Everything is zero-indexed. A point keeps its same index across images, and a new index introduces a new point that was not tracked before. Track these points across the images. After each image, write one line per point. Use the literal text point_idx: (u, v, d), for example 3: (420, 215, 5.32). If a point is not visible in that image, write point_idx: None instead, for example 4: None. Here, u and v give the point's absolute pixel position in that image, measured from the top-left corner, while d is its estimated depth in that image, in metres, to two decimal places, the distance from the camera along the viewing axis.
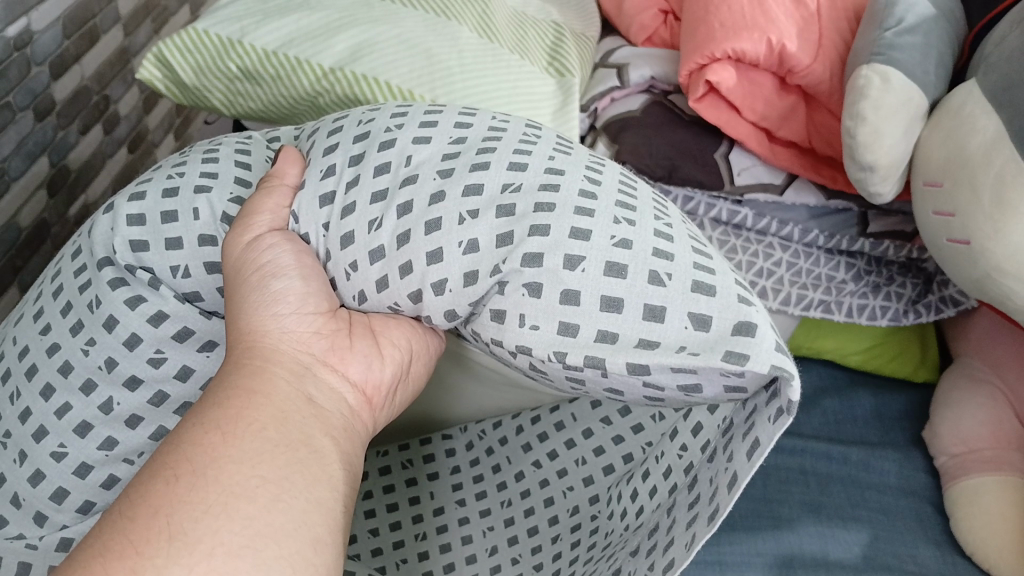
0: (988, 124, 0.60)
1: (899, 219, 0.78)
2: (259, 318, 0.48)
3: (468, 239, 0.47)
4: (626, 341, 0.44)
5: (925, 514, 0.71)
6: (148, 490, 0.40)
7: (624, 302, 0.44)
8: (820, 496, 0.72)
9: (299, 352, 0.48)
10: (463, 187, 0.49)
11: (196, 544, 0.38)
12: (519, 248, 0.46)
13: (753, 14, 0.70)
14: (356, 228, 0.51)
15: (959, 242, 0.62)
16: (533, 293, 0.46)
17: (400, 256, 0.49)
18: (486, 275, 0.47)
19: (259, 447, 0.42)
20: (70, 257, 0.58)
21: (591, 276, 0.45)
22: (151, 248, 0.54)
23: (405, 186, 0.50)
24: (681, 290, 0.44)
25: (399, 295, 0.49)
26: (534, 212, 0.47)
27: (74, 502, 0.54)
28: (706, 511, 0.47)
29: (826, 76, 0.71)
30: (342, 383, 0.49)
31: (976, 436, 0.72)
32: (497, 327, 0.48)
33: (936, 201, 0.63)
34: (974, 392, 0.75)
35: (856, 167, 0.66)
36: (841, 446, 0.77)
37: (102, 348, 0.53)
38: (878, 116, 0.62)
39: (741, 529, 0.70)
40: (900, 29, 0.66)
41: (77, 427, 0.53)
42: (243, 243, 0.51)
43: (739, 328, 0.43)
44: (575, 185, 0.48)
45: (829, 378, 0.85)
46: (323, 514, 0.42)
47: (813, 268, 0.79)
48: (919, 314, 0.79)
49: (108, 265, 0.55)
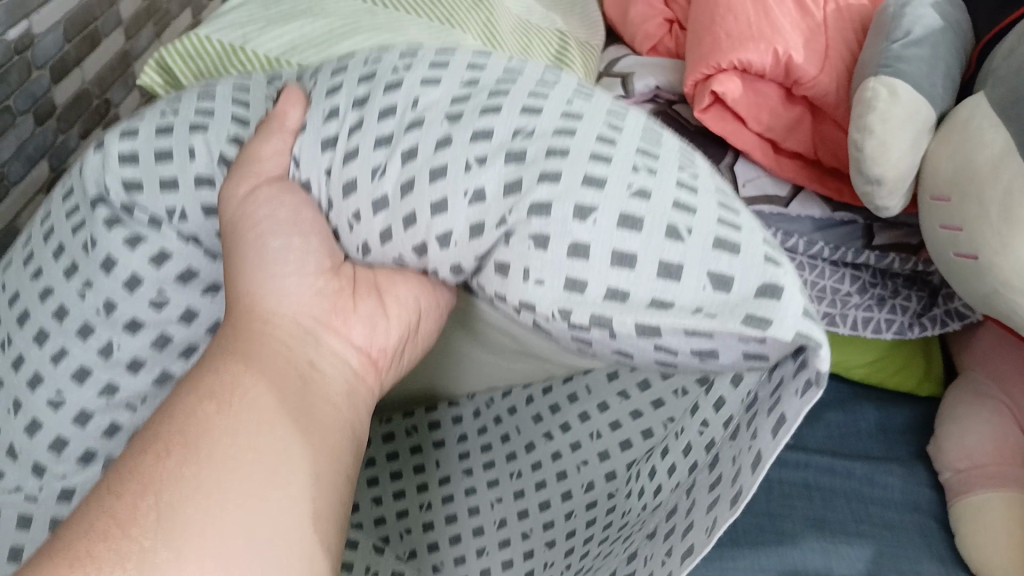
0: (996, 137, 0.59)
1: (905, 232, 0.77)
2: (257, 279, 0.47)
3: (473, 189, 0.44)
4: (636, 301, 0.40)
5: (929, 529, 0.70)
6: (138, 463, 0.39)
7: (637, 257, 0.41)
8: (824, 511, 0.72)
9: (300, 315, 0.47)
10: (471, 132, 0.46)
11: (183, 524, 0.37)
12: (527, 197, 0.43)
13: (759, 24, 0.70)
14: (358, 175, 0.48)
15: (966, 257, 0.61)
16: (539, 245, 0.42)
17: (404, 206, 0.46)
18: (492, 228, 0.44)
19: (255, 418, 0.41)
20: (62, 198, 0.57)
21: (603, 227, 0.41)
22: (145, 188, 0.52)
23: (412, 130, 0.47)
24: (701, 246, 0.40)
25: (403, 248, 0.47)
26: (545, 157, 0.43)
27: (75, 451, 0.53)
28: (729, 494, 0.46)
29: (833, 88, 0.70)
30: (347, 348, 0.48)
31: (981, 453, 0.72)
32: (500, 281, 0.44)
33: (943, 215, 0.63)
34: (979, 407, 0.75)
35: (864, 180, 0.65)
36: (844, 461, 0.76)
37: (100, 291, 0.52)
38: (886, 128, 0.62)
39: (745, 545, 0.69)
40: (908, 41, 0.65)
41: (76, 373, 0.52)
42: (241, 198, 0.50)
43: (763, 291, 0.39)
44: (592, 129, 0.45)
45: (834, 391, 0.84)
46: (320, 489, 0.41)
47: (818, 280, 0.79)
48: (925, 328, 0.79)
49: (101, 205, 0.54)
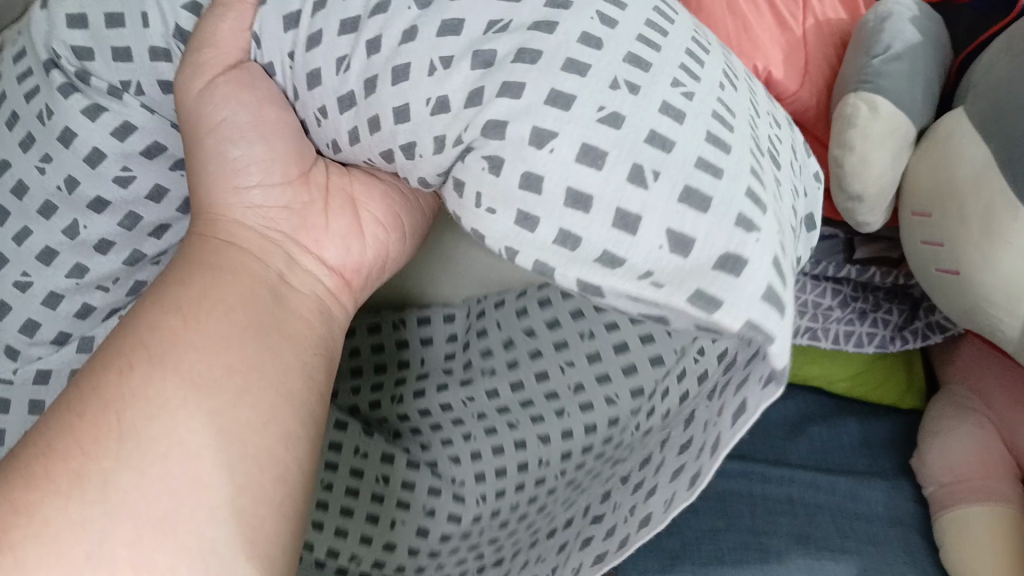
0: (975, 153, 0.59)
1: (887, 244, 0.76)
2: (225, 193, 0.45)
3: (438, 97, 0.36)
4: (585, 252, 0.34)
5: (915, 547, 0.71)
6: (100, 380, 0.37)
7: (594, 199, 0.34)
8: (810, 528, 0.72)
9: (267, 230, 0.46)
10: (439, 24, 0.36)
11: (151, 444, 0.36)
12: (483, 113, 0.35)
13: (741, 42, 0.69)
14: (323, 66, 0.39)
15: (947, 273, 0.63)
16: (493, 169, 0.35)
17: (367, 109, 0.38)
18: (450, 144, 0.36)
19: (221, 336, 0.40)
20: (12, 59, 0.50)
21: (561, 159, 0.34)
22: (96, 57, 0.45)
23: (375, 16, 0.38)
24: (665, 198, 0.34)
25: (370, 152, 0.40)
26: (512, 61, 0.35)
27: (49, 333, 0.51)
28: (688, 476, 0.49)
29: (814, 101, 0.72)
30: (318, 264, 0.47)
31: (964, 466, 0.72)
32: (457, 201, 0.37)
33: (925, 231, 0.63)
34: (960, 419, 0.75)
35: (844, 197, 0.65)
36: (828, 475, 0.75)
37: (59, 167, 0.47)
38: (866, 144, 0.62)
39: (730, 563, 0.70)
40: (888, 56, 0.63)
41: (41, 254, 0.49)
42: (194, 94, 0.44)
43: (723, 263, 0.33)
44: (595, 4, 0.36)
45: (816, 404, 0.83)
46: (293, 406, 0.41)
47: (798, 295, 0.78)
48: (905, 341, 0.80)
49: (54, 69, 0.47)
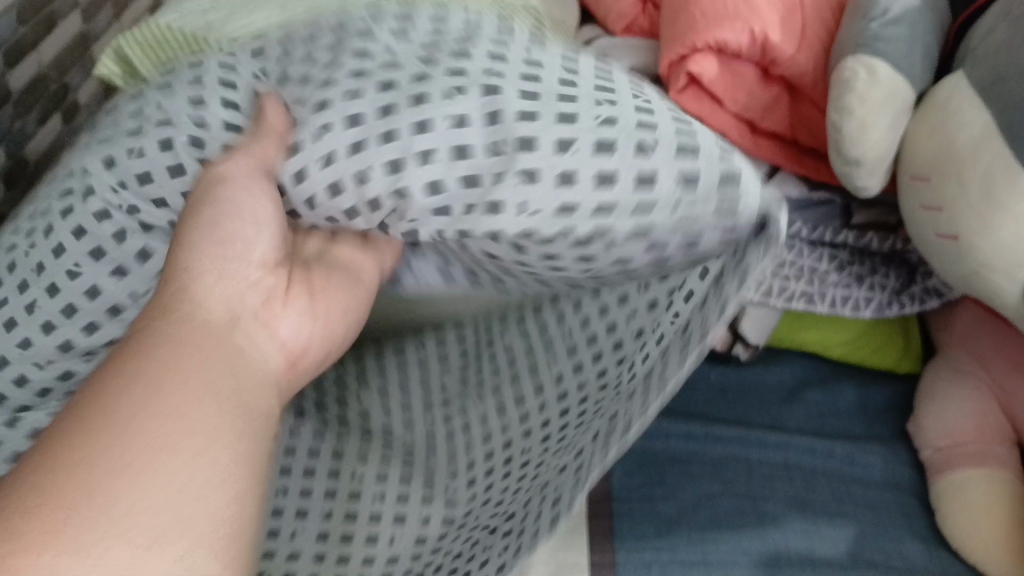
0: (976, 118, 0.59)
1: (883, 210, 0.77)
2: (198, 253, 0.43)
3: (433, 159, 0.44)
4: (625, 207, 0.44)
5: (911, 509, 0.71)
6: (66, 432, 0.34)
7: (616, 176, 0.43)
8: (805, 492, 0.72)
9: (234, 302, 0.42)
10: (447, 115, 0.44)
11: (112, 505, 0.32)
12: (496, 167, 0.43)
13: (734, 4, 0.69)
14: (333, 121, 0.46)
15: (947, 238, 0.61)
16: (523, 208, 0.43)
17: (381, 154, 0.45)
18: (454, 194, 0.44)
19: (200, 392, 0.37)
20: (55, 192, 0.50)
21: (584, 189, 0.43)
22: (137, 190, 0.48)
23: (387, 116, 0.45)
24: (641, 187, 0.43)
25: (356, 201, 0.46)
26: (517, 120, 0.44)
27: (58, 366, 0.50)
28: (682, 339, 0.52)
29: (810, 68, 0.70)
30: (273, 343, 0.44)
31: (961, 430, 0.72)
32: (489, 219, 0.44)
33: (924, 196, 0.62)
34: (958, 384, 0.75)
35: (842, 161, 0.65)
36: (825, 440, 0.76)
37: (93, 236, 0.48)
38: (865, 109, 0.61)
39: (726, 527, 0.69)
40: (886, 19, 0.63)
41: (86, 291, 0.48)
42: (214, 178, 0.46)
43: (725, 180, 0.43)
44: (554, 107, 0.44)
45: (813, 370, 0.83)
46: (252, 475, 0.37)
47: (796, 260, 0.78)
48: (903, 305, 0.79)
49: (89, 195, 0.48)
